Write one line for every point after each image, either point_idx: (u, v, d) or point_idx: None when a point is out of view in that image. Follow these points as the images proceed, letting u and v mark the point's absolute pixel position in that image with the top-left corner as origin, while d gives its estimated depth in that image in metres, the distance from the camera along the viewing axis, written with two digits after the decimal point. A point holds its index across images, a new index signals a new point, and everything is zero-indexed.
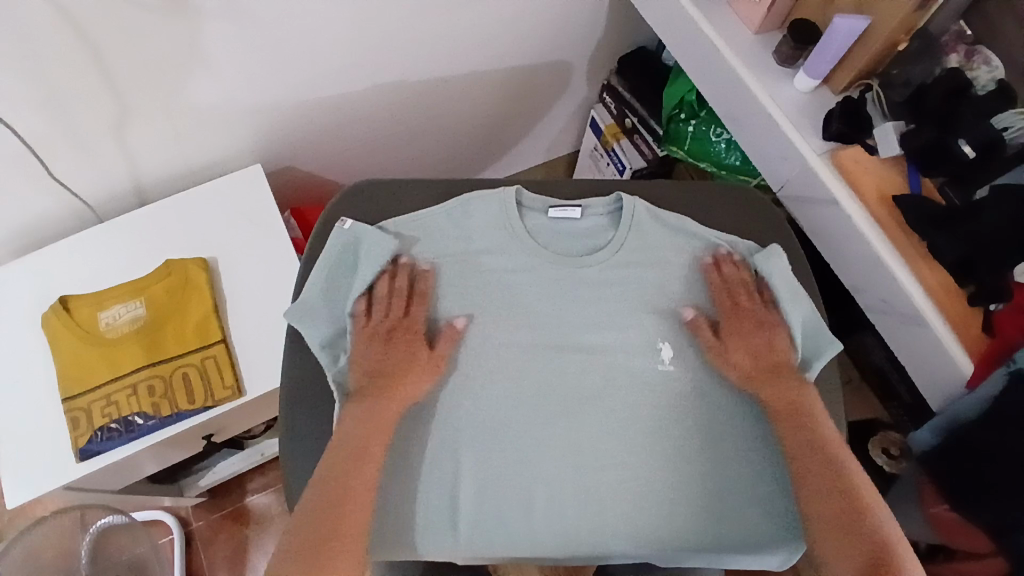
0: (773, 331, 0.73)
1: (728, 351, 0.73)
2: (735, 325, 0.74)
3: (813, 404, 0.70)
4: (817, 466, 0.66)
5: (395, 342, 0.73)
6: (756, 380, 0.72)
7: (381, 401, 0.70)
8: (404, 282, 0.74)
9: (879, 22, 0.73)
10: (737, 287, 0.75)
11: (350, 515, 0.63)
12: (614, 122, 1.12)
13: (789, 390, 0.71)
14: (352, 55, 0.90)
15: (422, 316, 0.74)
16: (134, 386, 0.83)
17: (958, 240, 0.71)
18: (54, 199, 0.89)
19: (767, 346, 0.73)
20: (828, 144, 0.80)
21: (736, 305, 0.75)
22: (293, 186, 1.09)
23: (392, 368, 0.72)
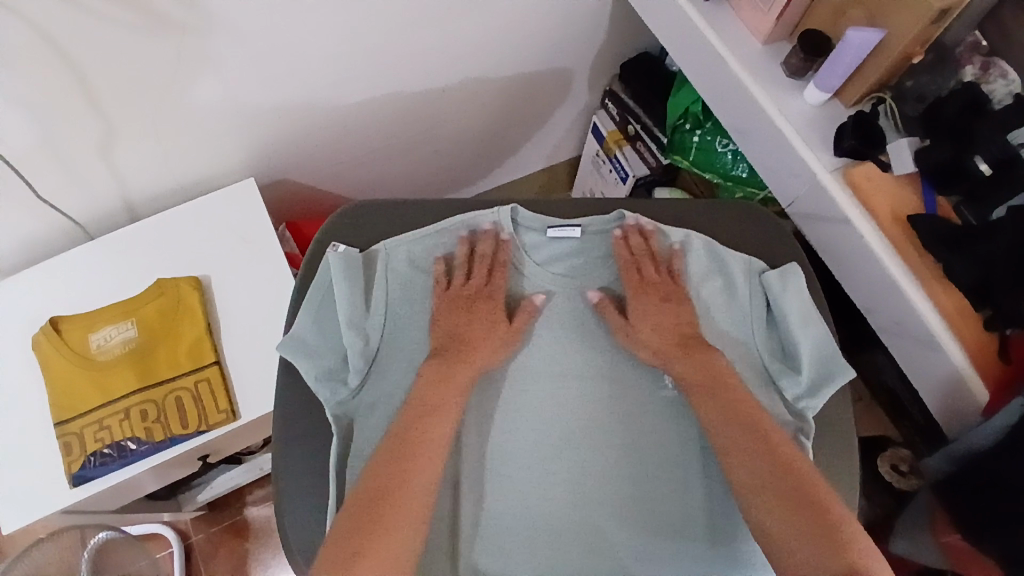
0: (680, 305, 0.76)
1: (635, 326, 0.74)
2: (639, 301, 0.75)
3: (721, 371, 0.71)
4: (747, 433, 0.66)
5: (477, 311, 0.75)
6: (668, 356, 0.73)
7: (448, 366, 0.72)
8: (488, 248, 0.77)
9: (893, 36, 0.69)
10: (645, 261, 0.76)
11: (403, 506, 0.63)
12: (617, 129, 1.09)
13: (702, 359, 0.72)
14: (346, 67, 0.87)
15: (500, 286, 0.77)
16: (126, 410, 0.81)
17: (974, 261, 0.68)
18: (42, 217, 0.87)
19: (671, 320, 0.75)
20: (839, 160, 0.77)
21: (643, 278, 0.76)
22: (288, 198, 1.07)
23: (462, 331, 0.74)
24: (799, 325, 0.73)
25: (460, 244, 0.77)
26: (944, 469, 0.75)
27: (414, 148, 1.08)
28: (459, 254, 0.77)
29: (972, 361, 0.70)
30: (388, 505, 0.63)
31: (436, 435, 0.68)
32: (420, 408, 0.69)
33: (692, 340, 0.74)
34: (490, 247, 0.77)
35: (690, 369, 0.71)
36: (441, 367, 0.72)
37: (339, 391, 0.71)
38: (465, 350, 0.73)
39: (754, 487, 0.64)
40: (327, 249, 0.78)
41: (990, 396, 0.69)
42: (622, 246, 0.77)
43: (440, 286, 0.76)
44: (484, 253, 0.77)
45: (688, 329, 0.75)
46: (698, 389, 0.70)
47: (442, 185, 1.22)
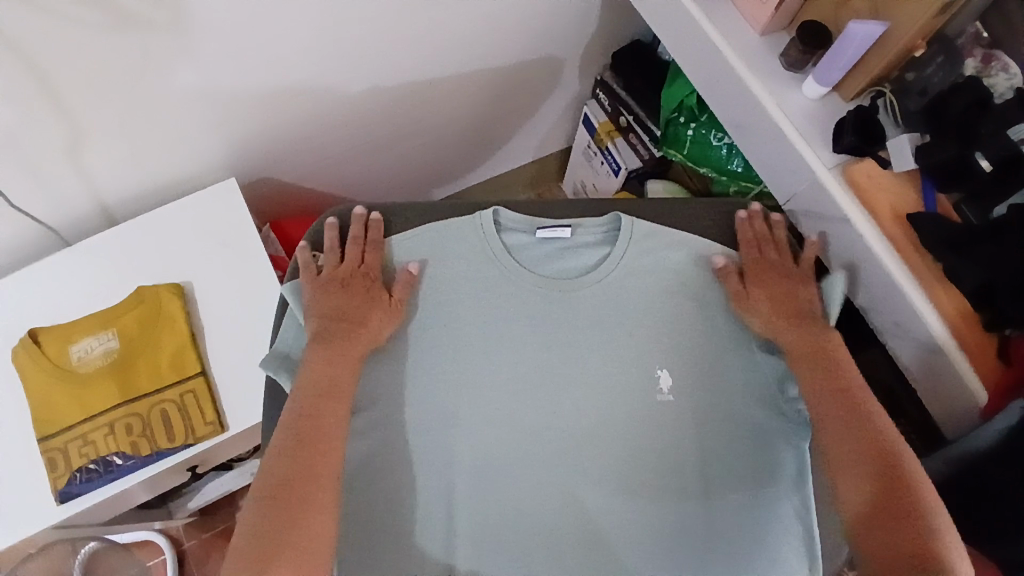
0: (799, 281, 0.73)
1: (753, 298, 0.72)
2: (760, 275, 0.73)
3: (838, 347, 0.69)
4: (839, 403, 0.65)
5: (352, 286, 0.73)
6: (775, 327, 0.71)
7: (341, 345, 0.70)
8: (358, 230, 0.76)
9: (896, 29, 0.67)
10: (765, 239, 0.75)
11: (312, 512, 0.62)
12: (609, 119, 1.06)
13: (812, 335, 0.70)
14: (324, 62, 0.84)
15: (376, 263, 0.75)
16: (111, 425, 0.79)
17: (977, 264, 0.67)
18: (15, 226, 0.83)
19: (790, 291, 0.72)
20: (839, 157, 0.75)
21: (763, 257, 0.74)
22: (271, 197, 1.03)
23: (345, 310, 0.71)
24: (820, 328, 0.71)
25: (303, 252, 0.75)
26: (939, 469, 0.74)
27: (400, 143, 1.06)
28: (328, 236, 0.76)
29: (972, 362, 0.69)
30: (292, 496, 0.62)
31: (330, 422, 0.66)
32: (311, 391, 0.67)
33: (806, 318, 0.71)
34: (361, 227, 0.76)
35: (798, 345, 0.69)
36: (324, 351, 0.69)
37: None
38: (349, 331, 0.70)
39: (845, 457, 0.63)
40: (309, 260, 0.77)
41: (990, 397, 0.68)
42: (747, 225, 0.76)
43: (326, 268, 0.74)
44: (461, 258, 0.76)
45: (804, 306, 0.72)
46: (799, 358, 0.69)
47: (429, 179, 1.19)
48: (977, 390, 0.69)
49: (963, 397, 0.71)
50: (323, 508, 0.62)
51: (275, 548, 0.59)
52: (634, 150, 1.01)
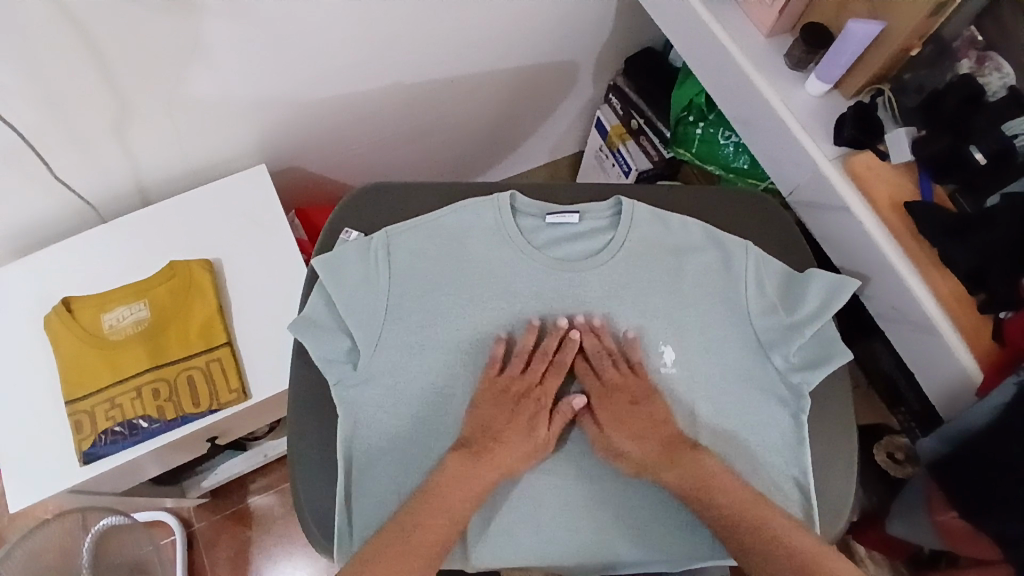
0: (651, 403, 0.73)
1: (608, 432, 0.72)
2: (608, 407, 0.73)
3: (713, 476, 0.70)
4: (761, 538, 0.67)
5: (523, 406, 0.73)
6: (656, 469, 0.71)
7: (472, 461, 0.70)
8: (551, 344, 0.74)
9: (894, 28, 0.72)
10: (603, 359, 0.74)
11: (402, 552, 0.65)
12: (620, 123, 1.11)
13: (699, 471, 0.70)
14: (357, 55, 0.89)
15: (554, 388, 0.74)
16: (138, 389, 0.82)
17: (968, 248, 0.71)
18: (57, 198, 0.88)
19: (645, 417, 0.73)
20: (840, 149, 0.79)
21: (606, 383, 0.74)
22: (296, 187, 1.08)
23: (496, 428, 0.71)
24: (814, 316, 0.74)
25: (498, 346, 0.73)
26: (938, 449, 0.77)
27: (421, 140, 1.11)
28: (524, 338, 0.74)
29: (967, 342, 0.73)
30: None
31: (450, 502, 0.68)
32: (427, 496, 0.68)
33: (679, 443, 0.71)
34: (530, 340, 0.74)
35: (693, 486, 0.69)
36: (466, 461, 0.70)
37: (346, 374, 0.73)
38: (491, 448, 0.71)
39: (765, 571, 0.66)
40: (341, 234, 0.80)
41: (985, 377, 0.71)
42: (605, 337, 0.75)
43: (485, 380, 0.73)
44: (481, 255, 0.76)
45: (672, 430, 0.72)
46: (695, 498, 0.69)
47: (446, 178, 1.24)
48: (972, 369, 0.73)
49: (958, 376, 0.74)
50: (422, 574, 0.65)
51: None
52: (644, 150, 1.06)
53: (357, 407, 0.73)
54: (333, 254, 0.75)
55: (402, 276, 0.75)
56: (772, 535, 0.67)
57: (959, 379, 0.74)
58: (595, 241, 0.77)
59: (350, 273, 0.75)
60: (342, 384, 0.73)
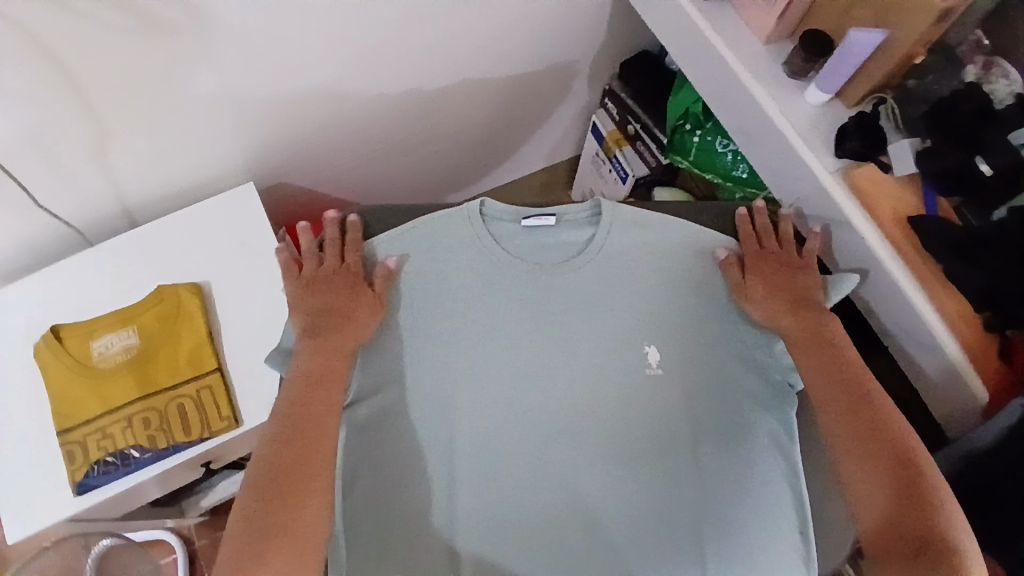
0: (796, 271, 0.76)
1: (751, 286, 0.75)
2: (760, 266, 0.76)
3: (834, 333, 0.72)
4: (867, 410, 0.66)
5: (334, 281, 0.75)
6: (785, 324, 0.73)
7: (323, 341, 0.72)
8: (332, 231, 0.77)
9: (898, 35, 0.69)
10: (766, 234, 0.78)
11: (298, 517, 0.62)
12: (616, 128, 1.08)
13: (812, 319, 0.73)
14: (341, 67, 0.87)
15: (357, 258, 0.77)
16: (129, 419, 0.81)
17: (982, 268, 0.69)
18: (40, 224, 0.86)
19: (790, 281, 0.75)
20: (841, 162, 0.76)
21: (763, 249, 0.77)
22: (286, 202, 1.06)
23: (336, 304, 0.74)
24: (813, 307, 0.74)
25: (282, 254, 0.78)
26: (941, 468, 0.75)
27: (413, 149, 1.08)
28: (303, 240, 0.77)
29: (974, 363, 0.70)
30: (280, 532, 0.61)
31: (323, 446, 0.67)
32: (308, 376, 0.70)
33: (806, 304, 0.74)
34: (336, 234, 0.78)
35: (794, 328, 0.72)
36: (314, 343, 0.72)
37: (341, 394, 0.73)
38: (336, 324, 0.73)
39: (847, 430, 0.66)
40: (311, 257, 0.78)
41: (992, 397, 0.69)
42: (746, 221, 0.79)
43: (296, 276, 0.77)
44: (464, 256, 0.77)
45: (800, 291, 0.75)
46: (797, 344, 0.72)
47: (441, 185, 1.22)
48: (978, 390, 0.70)
49: (966, 397, 0.72)
50: (318, 491, 0.64)
51: (267, 544, 0.60)
52: (641, 158, 1.03)
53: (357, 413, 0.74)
54: (314, 279, 0.75)
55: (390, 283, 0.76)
56: (870, 411, 0.66)
57: (966, 400, 0.72)
58: (575, 239, 0.78)
59: (334, 290, 0.74)
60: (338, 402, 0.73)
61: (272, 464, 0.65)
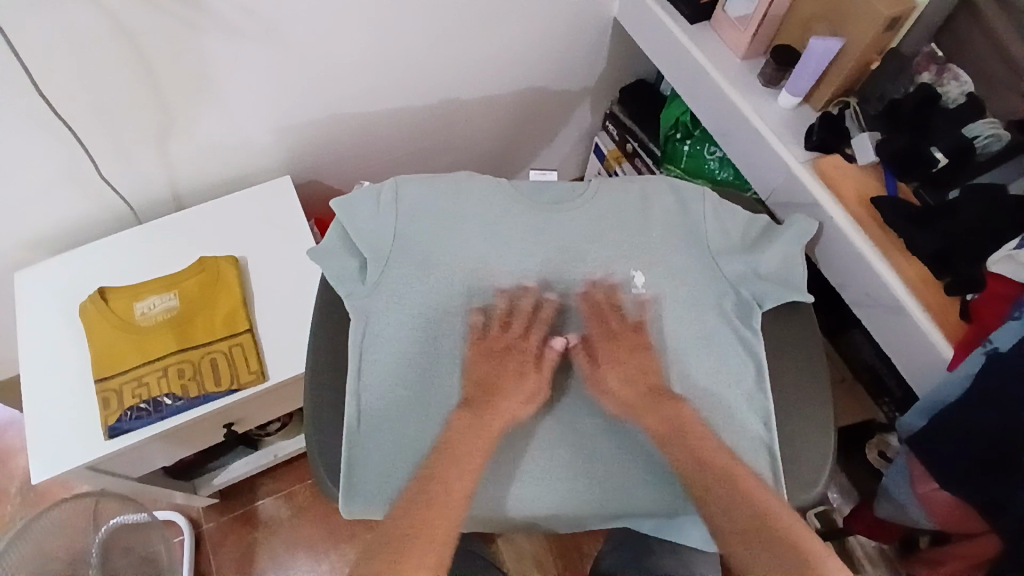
0: (647, 355, 0.77)
1: (730, 371, 0.77)
2: (610, 348, 0.78)
3: (688, 421, 0.73)
4: (709, 475, 0.70)
5: (507, 359, 0.77)
6: (630, 403, 0.75)
7: (482, 412, 0.73)
8: (527, 304, 0.78)
9: (851, 43, 0.82)
10: (608, 311, 0.79)
11: (442, 516, 0.67)
12: (617, 147, 1.24)
13: (669, 410, 0.74)
14: (376, 78, 1.00)
15: (540, 341, 0.77)
16: (164, 370, 0.88)
17: (936, 234, 0.77)
18: (102, 200, 0.97)
19: (641, 366, 0.77)
20: (810, 154, 0.88)
21: (704, 329, 0.78)
22: (319, 198, 1.19)
23: (492, 380, 0.75)
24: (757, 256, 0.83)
25: (472, 317, 0.78)
26: (918, 425, 0.80)
27: (433, 158, 1.22)
28: (499, 303, 0.79)
29: (936, 322, 0.78)
30: (430, 515, 0.67)
31: (452, 479, 0.69)
32: (444, 453, 0.71)
33: (660, 391, 0.75)
34: (529, 305, 0.79)
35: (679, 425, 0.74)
36: (472, 419, 0.73)
37: (355, 287, 0.81)
38: (490, 403, 0.74)
39: (734, 528, 0.67)
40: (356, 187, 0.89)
41: (954, 351, 0.76)
42: (710, 305, 0.79)
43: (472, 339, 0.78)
44: (474, 192, 0.84)
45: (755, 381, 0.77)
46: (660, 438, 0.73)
47: None
48: (942, 346, 0.77)
49: (933, 355, 0.79)
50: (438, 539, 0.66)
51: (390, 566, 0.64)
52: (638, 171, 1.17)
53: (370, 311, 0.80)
54: (348, 197, 0.84)
55: (409, 209, 0.83)
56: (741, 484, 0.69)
57: (932, 359, 0.79)
58: (566, 190, 0.87)
59: (364, 209, 0.83)
60: (353, 296, 0.81)
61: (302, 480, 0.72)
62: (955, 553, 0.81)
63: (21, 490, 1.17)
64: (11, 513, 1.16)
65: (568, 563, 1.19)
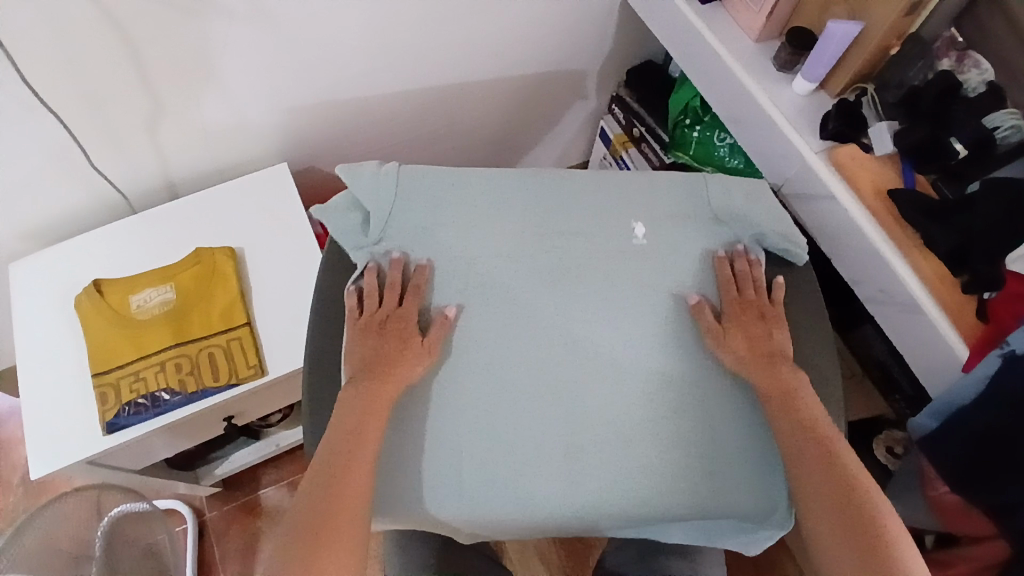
0: (776, 325, 0.77)
1: (727, 338, 0.76)
2: (737, 315, 0.77)
3: (803, 390, 0.72)
4: (806, 445, 0.68)
5: (388, 331, 0.75)
6: (748, 368, 0.74)
7: (375, 386, 0.72)
8: (396, 274, 0.78)
9: (871, 27, 0.78)
10: (746, 281, 0.79)
11: (342, 517, 0.63)
12: (623, 132, 1.20)
13: (786, 378, 0.73)
14: (374, 61, 0.96)
15: (415, 307, 0.77)
16: (161, 364, 0.87)
17: (954, 231, 0.75)
18: (95, 189, 0.95)
19: (761, 335, 0.76)
20: (825, 143, 0.84)
21: (741, 297, 0.78)
22: (319, 184, 1.16)
23: (377, 356, 0.74)
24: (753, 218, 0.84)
25: (350, 297, 0.78)
26: (931, 426, 0.78)
27: (435, 143, 1.19)
28: (366, 278, 0.78)
29: (953, 321, 0.75)
30: (334, 516, 0.63)
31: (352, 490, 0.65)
32: (347, 434, 0.69)
33: (779, 358, 0.75)
34: (401, 275, 0.78)
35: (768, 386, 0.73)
36: (360, 390, 0.72)
37: (361, 241, 0.81)
38: (383, 374, 0.73)
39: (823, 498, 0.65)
40: None
41: (970, 351, 0.73)
42: (725, 265, 0.80)
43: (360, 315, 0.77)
44: (476, 177, 0.84)
45: (779, 348, 0.76)
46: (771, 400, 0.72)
47: None
48: (957, 343, 0.75)
49: (947, 356, 0.76)
50: (350, 536, 0.63)
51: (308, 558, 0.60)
52: (645, 157, 1.13)
53: (377, 262, 0.80)
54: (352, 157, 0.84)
55: (408, 198, 0.82)
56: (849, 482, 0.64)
57: (947, 360, 0.76)
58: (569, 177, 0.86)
59: (367, 170, 0.83)
60: (360, 249, 0.81)
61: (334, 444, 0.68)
62: (962, 557, 0.79)
63: (23, 480, 1.18)
64: (13, 504, 1.17)
65: (570, 551, 1.20)
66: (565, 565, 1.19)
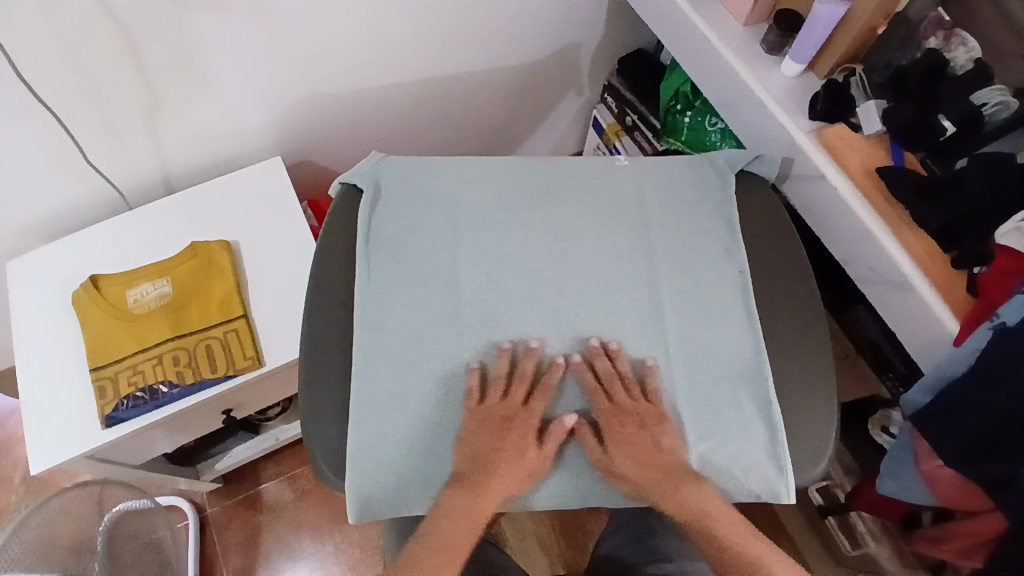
0: (665, 430, 0.73)
1: (610, 459, 0.72)
2: (615, 427, 0.73)
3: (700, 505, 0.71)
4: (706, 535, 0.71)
5: (512, 433, 0.73)
6: (652, 492, 0.72)
7: (477, 491, 0.71)
8: (497, 368, 0.74)
9: (857, 7, 0.79)
10: (613, 381, 0.73)
11: None
12: (616, 121, 1.21)
13: (688, 501, 0.71)
14: (371, 55, 0.97)
15: (540, 408, 0.74)
16: (159, 357, 0.87)
17: (943, 207, 0.76)
18: (91, 186, 0.96)
19: (650, 445, 0.73)
20: (814, 124, 0.85)
21: (614, 403, 0.73)
22: (315, 177, 1.17)
23: (484, 457, 0.72)
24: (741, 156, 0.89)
25: (470, 377, 0.74)
26: (921, 402, 0.79)
27: (429, 135, 1.20)
28: (473, 372, 0.74)
29: (944, 297, 0.76)
30: None
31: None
32: (438, 544, 0.70)
33: (685, 474, 0.72)
34: (507, 366, 0.74)
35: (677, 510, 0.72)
36: (464, 499, 0.71)
37: (367, 166, 0.86)
38: (485, 484, 0.71)
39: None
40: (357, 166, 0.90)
41: (961, 326, 0.74)
42: (585, 372, 0.74)
43: (472, 403, 0.73)
44: (471, 168, 0.86)
45: (671, 457, 0.72)
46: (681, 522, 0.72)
47: None
48: (949, 321, 0.75)
49: (939, 331, 0.76)
50: None
51: None
52: (638, 144, 1.14)
53: (380, 180, 0.85)
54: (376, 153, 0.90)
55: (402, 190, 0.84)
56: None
57: (939, 334, 0.77)
58: (563, 164, 0.87)
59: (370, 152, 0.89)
60: (363, 173, 0.85)
61: (425, 559, 0.69)
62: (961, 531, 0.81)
63: (24, 478, 1.18)
64: (16, 502, 1.17)
65: (570, 539, 1.20)
66: (565, 554, 1.19)
